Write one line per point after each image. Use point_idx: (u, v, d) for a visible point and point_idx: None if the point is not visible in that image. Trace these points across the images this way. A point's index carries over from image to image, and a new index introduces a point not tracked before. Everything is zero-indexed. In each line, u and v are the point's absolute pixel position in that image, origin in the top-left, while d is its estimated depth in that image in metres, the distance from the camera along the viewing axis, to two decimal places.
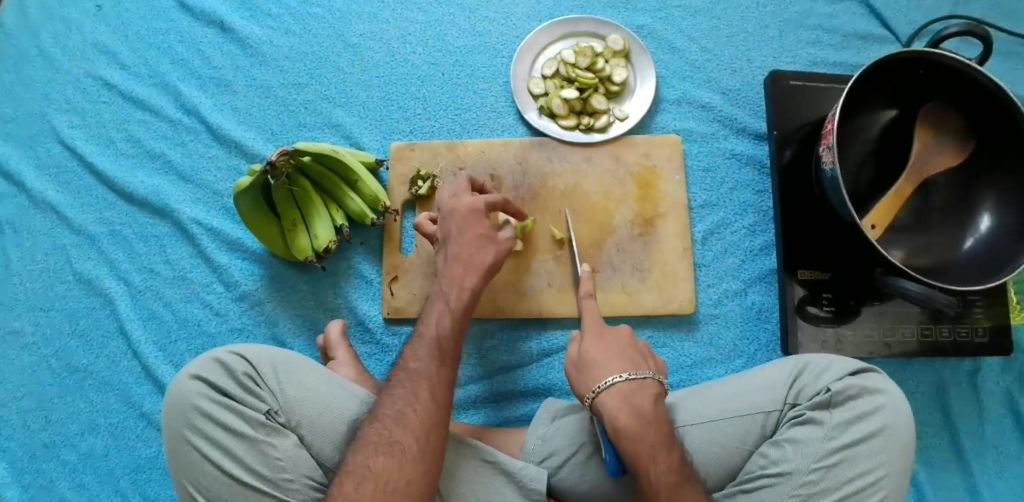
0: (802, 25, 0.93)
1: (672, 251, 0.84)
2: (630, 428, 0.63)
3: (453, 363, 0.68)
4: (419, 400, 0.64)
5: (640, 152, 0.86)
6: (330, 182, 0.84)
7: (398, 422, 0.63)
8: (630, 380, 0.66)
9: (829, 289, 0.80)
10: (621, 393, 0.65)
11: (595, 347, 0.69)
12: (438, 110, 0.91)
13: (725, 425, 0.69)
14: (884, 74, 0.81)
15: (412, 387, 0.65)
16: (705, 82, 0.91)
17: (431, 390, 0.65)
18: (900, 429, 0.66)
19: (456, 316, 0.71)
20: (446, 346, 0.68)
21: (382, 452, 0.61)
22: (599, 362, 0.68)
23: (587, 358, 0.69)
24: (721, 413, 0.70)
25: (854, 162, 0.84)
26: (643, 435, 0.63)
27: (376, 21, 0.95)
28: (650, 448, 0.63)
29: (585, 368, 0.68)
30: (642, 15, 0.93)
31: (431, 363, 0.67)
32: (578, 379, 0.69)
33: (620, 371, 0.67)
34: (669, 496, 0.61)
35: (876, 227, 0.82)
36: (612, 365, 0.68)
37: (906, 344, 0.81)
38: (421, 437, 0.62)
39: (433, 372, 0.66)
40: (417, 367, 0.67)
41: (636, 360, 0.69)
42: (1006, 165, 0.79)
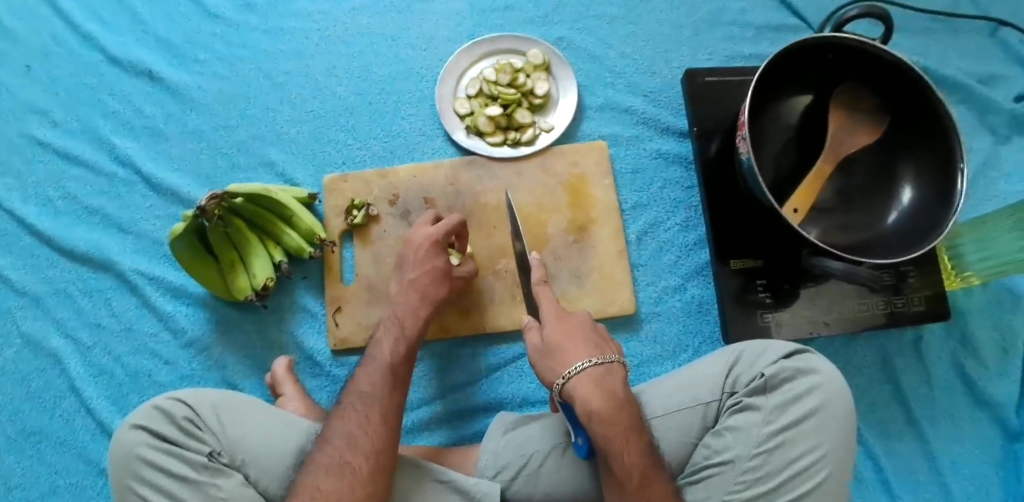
0: (715, 22, 0.96)
1: (608, 253, 0.85)
2: (605, 413, 0.63)
3: (403, 386, 0.70)
4: (372, 418, 0.65)
5: (569, 160, 0.88)
6: (264, 220, 0.84)
7: (354, 441, 0.63)
8: (596, 364, 0.66)
9: (763, 275, 0.82)
10: (593, 377, 0.65)
11: (559, 333, 0.69)
12: (368, 139, 0.92)
13: (666, 421, 0.70)
14: (794, 60, 0.83)
15: (367, 406, 0.66)
16: (626, 87, 0.93)
17: (388, 410, 0.66)
18: (838, 406, 0.67)
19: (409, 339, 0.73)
20: (399, 369, 0.70)
21: (336, 475, 0.62)
22: (563, 348, 0.68)
23: (553, 345, 0.68)
24: (662, 409, 0.70)
25: (775, 149, 0.85)
26: (616, 418, 0.64)
27: (302, 58, 0.96)
28: (625, 431, 0.63)
29: (550, 355, 0.68)
30: (560, 28, 0.95)
31: (388, 383, 0.68)
32: (542, 366, 0.69)
33: (588, 356, 0.67)
34: (639, 477, 0.62)
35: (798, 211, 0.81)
36: (579, 349, 0.68)
37: (845, 321, 0.82)
38: (372, 455, 0.63)
39: (387, 393, 0.67)
40: (372, 386, 0.68)
41: (599, 343, 0.69)
42: (920, 138, 0.81)
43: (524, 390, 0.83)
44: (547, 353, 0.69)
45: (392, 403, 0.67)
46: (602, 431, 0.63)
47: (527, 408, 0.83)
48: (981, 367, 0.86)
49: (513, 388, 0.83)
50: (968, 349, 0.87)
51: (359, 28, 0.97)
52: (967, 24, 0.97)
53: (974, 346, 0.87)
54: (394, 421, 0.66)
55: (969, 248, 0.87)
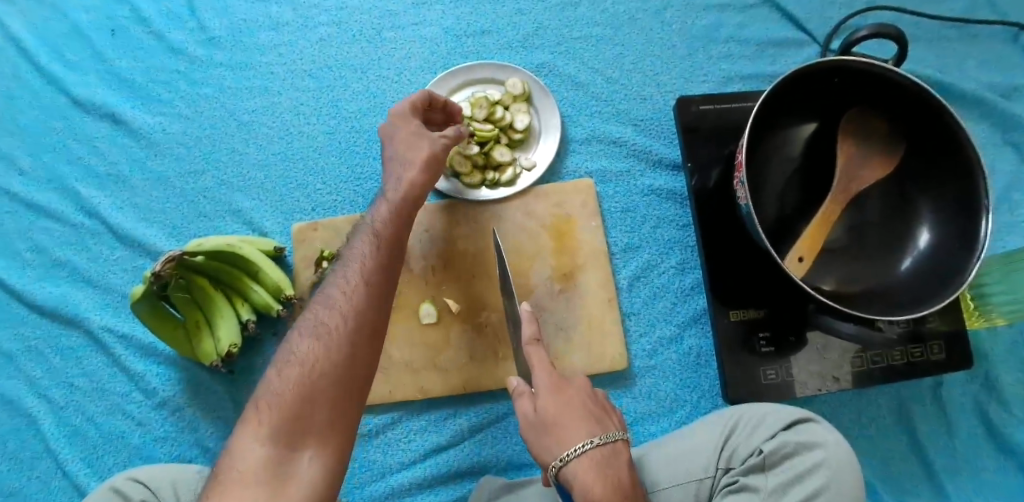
0: (711, 39, 0.88)
1: (597, 303, 0.79)
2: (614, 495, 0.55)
3: (344, 404, 0.55)
4: (323, 373, 0.54)
5: (552, 201, 0.81)
6: (230, 275, 0.79)
7: (297, 400, 0.53)
8: (598, 444, 0.57)
9: (766, 327, 0.75)
10: (595, 462, 0.57)
11: (557, 405, 0.59)
12: (339, 183, 0.87)
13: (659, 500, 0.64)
14: (797, 87, 0.74)
15: (316, 356, 0.55)
16: (614, 116, 0.86)
17: (345, 366, 0.55)
18: (846, 485, 0.60)
19: (377, 297, 0.59)
20: (338, 381, 0.55)
21: (268, 443, 0.52)
22: (562, 423, 0.59)
23: (549, 420, 0.59)
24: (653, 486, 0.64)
25: (780, 183, 0.77)
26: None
27: (268, 95, 0.90)
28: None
29: (547, 430, 0.59)
30: (542, 52, 0.88)
31: (351, 333, 0.56)
32: (532, 443, 0.59)
33: (590, 435, 0.58)
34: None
35: (804, 260, 0.75)
36: (579, 426, 0.58)
37: (856, 374, 0.75)
38: (314, 421, 0.53)
39: (350, 343, 0.56)
40: (332, 330, 0.56)
41: (600, 417, 0.60)
42: (941, 170, 0.72)
43: (508, 452, 0.78)
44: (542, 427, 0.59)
45: (355, 355, 0.56)
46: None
47: (513, 472, 0.78)
48: (1007, 413, 0.79)
49: (498, 451, 0.78)
50: (993, 394, 0.80)
51: (328, 59, 0.90)
52: (988, 29, 0.88)
53: (1000, 391, 0.80)
54: (349, 402, 0.55)
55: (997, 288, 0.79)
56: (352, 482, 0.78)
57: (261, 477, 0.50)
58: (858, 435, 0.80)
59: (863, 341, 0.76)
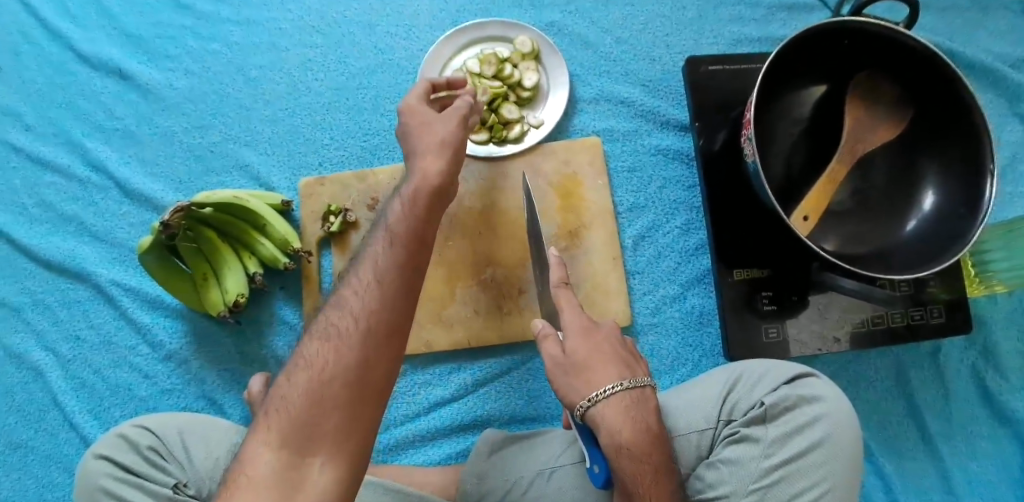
0: (722, 2, 0.87)
1: (601, 262, 0.80)
2: (637, 444, 0.57)
3: (374, 397, 0.48)
4: (339, 367, 0.47)
5: (559, 160, 0.82)
6: (237, 228, 0.79)
7: (304, 407, 0.46)
8: (625, 389, 0.58)
9: (768, 286, 0.76)
10: (623, 406, 0.58)
11: (586, 347, 0.61)
12: (346, 138, 0.87)
13: None
14: (807, 48, 0.73)
15: (325, 359, 0.47)
16: (623, 76, 0.86)
17: (360, 361, 0.47)
18: (845, 437, 0.61)
19: (401, 275, 0.51)
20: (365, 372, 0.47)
21: (279, 448, 0.45)
22: (592, 363, 0.60)
23: (580, 361, 0.60)
24: None
25: (785, 146, 0.76)
26: (647, 451, 0.58)
27: (275, 50, 0.90)
28: (654, 469, 0.58)
29: (576, 373, 0.60)
30: (552, 11, 0.87)
31: (369, 327, 0.48)
32: (560, 383, 0.60)
33: (620, 378, 0.59)
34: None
35: (808, 219, 0.74)
36: (609, 369, 0.60)
37: (856, 335, 0.76)
38: (324, 425, 0.46)
39: (358, 341, 0.48)
40: (341, 330, 0.49)
41: (629, 363, 0.62)
42: (949, 134, 0.71)
43: (510, 408, 0.79)
44: (572, 369, 0.60)
45: (368, 358, 0.48)
46: (640, 470, 0.57)
47: (515, 426, 0.79)
48: (1003, 379, 0.79)
49: (500, 405, 0.79)
50: (990, 360, 0.79)
51: (335, 15, 0.90)
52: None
53: (998, 357, 0.79)
54: (364, 387, 0.47)
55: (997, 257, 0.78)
56: None
57: (271, 485, 0.43)
58: (857, 396, 0.80)
59: (865, 298, 0.76)
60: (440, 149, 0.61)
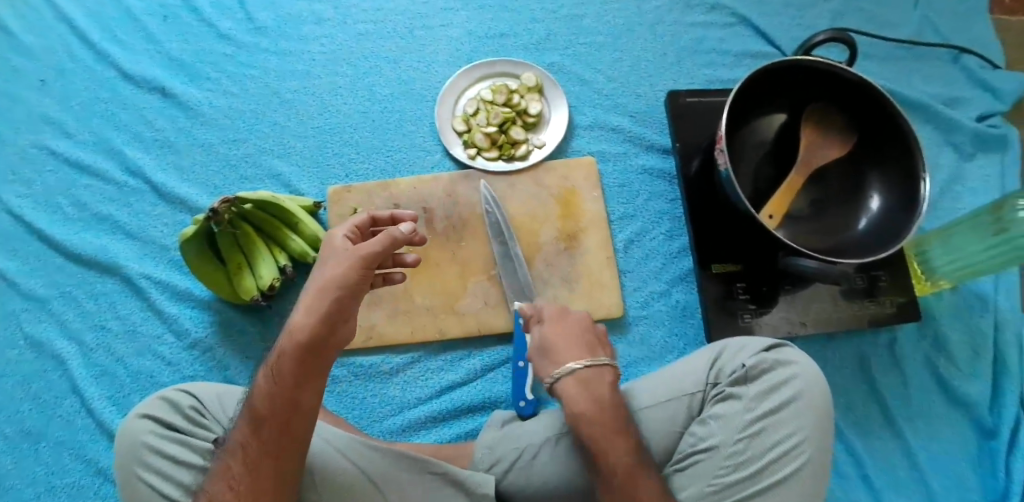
0: (696, 50, 1.03)
1: (595, 261, 0.89)
2: (587, 415, 0.66)
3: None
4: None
5: (559, 175, 0.92)
6: (271, 225, 0.88)
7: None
8: (587, 365, 0.68)
9: (742, 278, 0.86)
10: (581, 380, 0.68)
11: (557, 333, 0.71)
12: (372, 153, 0.97)
13: (654, 411, 0.74)
14: (769, 80, 0.88)
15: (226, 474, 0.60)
16: (614, 108, 0.99)
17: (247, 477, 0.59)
18: (816, 393, 0.70)
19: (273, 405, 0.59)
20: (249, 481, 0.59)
21: None
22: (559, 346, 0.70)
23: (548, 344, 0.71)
24: (651, 401, 0.74)
25: (752, 163, 0.89)
26: (600, 419, 0.67)
27: (309, 78, 1.03)
28: (610, 430, 0.66)
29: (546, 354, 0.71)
30: (553, 54, 1.02)
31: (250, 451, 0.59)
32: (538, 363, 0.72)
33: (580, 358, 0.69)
34: (625, 477, 0.64)
35: (774, 218, 0.86)
36: (574, 351, 0.70)
37: (820, 322, 0.86)
38: None
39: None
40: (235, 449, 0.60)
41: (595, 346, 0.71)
42: (887, 150, 0.86)
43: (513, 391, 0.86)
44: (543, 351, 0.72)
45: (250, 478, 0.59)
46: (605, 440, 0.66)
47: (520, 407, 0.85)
48: (955, 367, 0.89)
49: (506, 387, 0.86)
50: (941, 350, 0.89)
51: (366, 51, 1.03)
52: (930, 51, 1.04)
53: (947, 347, 0.89)
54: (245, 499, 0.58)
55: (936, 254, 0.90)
56: (373, 417, 0.85)
57: None
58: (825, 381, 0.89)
59: (825, 289, 0.87)
60: (320, 289, 0.59)
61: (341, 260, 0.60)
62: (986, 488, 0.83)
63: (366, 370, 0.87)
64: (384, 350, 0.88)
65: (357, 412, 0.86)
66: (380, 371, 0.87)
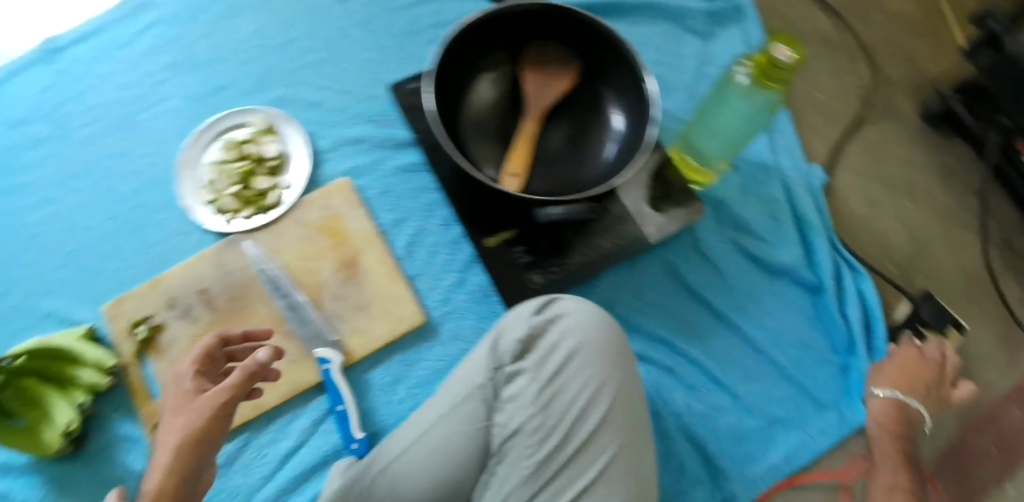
0: (416, 31, 0.96)
1: (381, 279, 0.84)
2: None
3: None
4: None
5: (318, 207, 0.87)
6: (55, 370, 0.84)
7: None
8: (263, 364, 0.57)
9: (522, 241, 0.79)
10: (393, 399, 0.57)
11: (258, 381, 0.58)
12: (134, 258, 0.90)
13: (451, 417, 0.66)
14: (474, 37, 0.79)
15: None
16: (354, 118, 0.91)
17: None
18: (595, 337, 0.67)
19: None
20: None
21: None
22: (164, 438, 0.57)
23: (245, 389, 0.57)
24: (445, 409, 0.67)
25: (487, 125, 0.82)
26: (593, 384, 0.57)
27: (50, 204, 0.94)
28: None
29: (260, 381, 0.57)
30: (277, 87, 0.94)
31: None
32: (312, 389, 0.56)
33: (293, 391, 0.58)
34: None
35: (520, 175, 0.76)
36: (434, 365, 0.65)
37: (617, 251, 0.80)
38: None
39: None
40: None
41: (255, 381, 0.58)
42: (612, 67, 0.81)
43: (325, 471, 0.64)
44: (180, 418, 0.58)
45: None
46: (909, 377, 0.77)
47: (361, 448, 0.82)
48: (765, 243, 0.84)
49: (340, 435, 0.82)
50: (744, 231, 0.84)
51: (92, 153, 0.95)
52: None
53: (749, 226, 0.84)
54: None
55: (702, 141, 0.82)
56: None
57: None
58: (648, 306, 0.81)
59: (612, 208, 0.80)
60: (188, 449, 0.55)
61: (184, 412, 0.57)
62: (834, 344, 0.81)
63: None
64: None
65: None
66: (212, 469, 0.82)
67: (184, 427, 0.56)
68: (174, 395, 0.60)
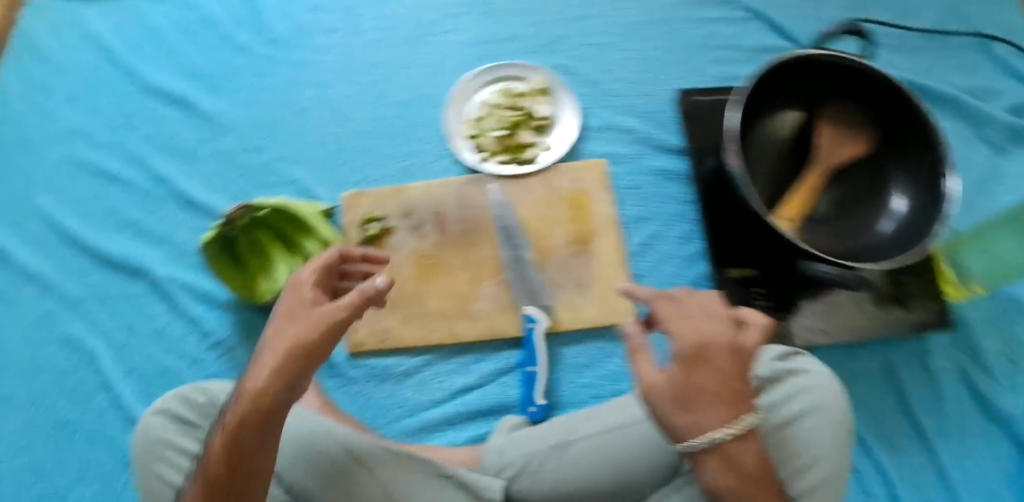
0: (715, 44, 0.96)
1: (608, 265, 0.88)
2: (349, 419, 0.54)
3: None
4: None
5: (570, 178, 0.91)
6: (289, 232, 0.90)
7: None
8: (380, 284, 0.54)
9: (760, 284, 0.83)
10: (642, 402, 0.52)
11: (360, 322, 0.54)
12: (383, 160, 0.96)
13: None
14: (780, 76, 0.85)
15: None
16: (626, 108, 0.94)
17: None
18: (830, 404, 0.70)
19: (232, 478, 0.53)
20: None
21: None
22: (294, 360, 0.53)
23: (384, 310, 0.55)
24: None
25: (767, 163, 0.85)
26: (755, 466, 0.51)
27: (321, 86, 1.00)
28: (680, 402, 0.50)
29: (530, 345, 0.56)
30: (560, 56, 0.97)
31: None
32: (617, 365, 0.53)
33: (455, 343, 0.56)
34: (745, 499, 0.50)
35: (793, 220, 0.82)
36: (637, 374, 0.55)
37: (842, 330, 0.85)
38: None
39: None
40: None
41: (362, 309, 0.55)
42: (911, 146, 0.82)
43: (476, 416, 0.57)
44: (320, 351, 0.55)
45: None
46: None
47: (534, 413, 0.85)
48: (994, 382, 0.83)
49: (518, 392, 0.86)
50: (977, 361, 0.84)
51: (375, 54, 1.01)
52: (956, 40, 1.00)
53: (985, 359, 0.84)
54: None
55: (969, 259, 0.87)
56: (386, 417, 0.86)
57: None
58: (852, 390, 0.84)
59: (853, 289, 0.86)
60: (288, 354, 0.53)
61: (308, 314, 0.54)
62: None
63: (382, 372, 0.88)
64: (398, 353, 0.89)
65: (371, 411, 0.87)
66: (394, 373, 0.88)
67: (293, 337, 0.53)
68: (287, 298, 0.58)
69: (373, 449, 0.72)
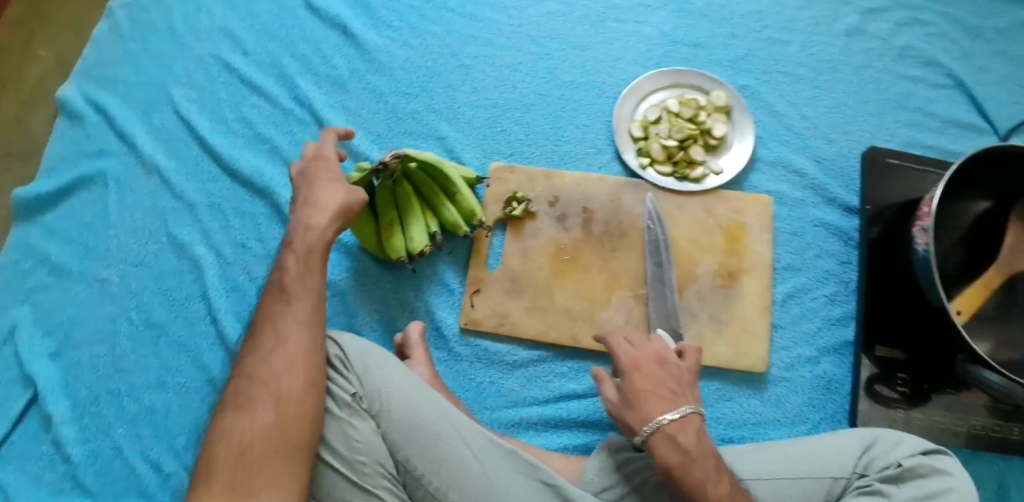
0: (904, 106, 0.93)
1: (750, 307, 0.85)
2: (678, 465, 0.64)
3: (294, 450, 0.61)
4: (307, 405, 0.62)
5: (731, 207, 0.88)
6: (430, 190, 0.84)
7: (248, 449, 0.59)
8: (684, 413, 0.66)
9: (904, 369, 0.81)
10: (666, 436, 0.65)
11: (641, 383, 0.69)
12: (540, 139, 0.93)
13: (791, 486, 0.71)
14: (989, 166, 0.79)
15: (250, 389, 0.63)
16: (800, 148, 0.92)
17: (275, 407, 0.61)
18: None
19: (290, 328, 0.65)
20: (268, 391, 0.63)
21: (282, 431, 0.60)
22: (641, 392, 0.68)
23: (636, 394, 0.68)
24: (789, 473, 0.71)
25: (943, 248, 0.83)
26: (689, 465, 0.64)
27: (491, 47, 0.97)
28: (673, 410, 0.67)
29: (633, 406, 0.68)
30: (746, 76, 0.95)
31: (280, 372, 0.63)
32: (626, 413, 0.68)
33: (665, 413, 0.66)
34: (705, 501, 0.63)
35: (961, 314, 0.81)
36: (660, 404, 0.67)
37: (974, 437, 0.80)
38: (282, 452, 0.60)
39: (299, 361, 0.64)
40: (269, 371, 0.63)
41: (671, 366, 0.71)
42: None
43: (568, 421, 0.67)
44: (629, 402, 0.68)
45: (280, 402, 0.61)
46: None
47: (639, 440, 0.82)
48: None
49: None
50: None
51: (551, 31, 0.98)
52: None
53: None
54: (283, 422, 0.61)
55: None
56: (486, 403, 0.83)
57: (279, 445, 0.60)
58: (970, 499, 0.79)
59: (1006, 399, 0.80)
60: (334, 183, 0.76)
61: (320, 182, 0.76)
62: None
63: (492, 356, 0.85)
64: (512, 340, 0.86)
65: (471, 393, 0.84)
66: (504, 360, 0.85)
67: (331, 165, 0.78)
68: (321, 173, 0.76)
69: (481, 437, 0.69)
